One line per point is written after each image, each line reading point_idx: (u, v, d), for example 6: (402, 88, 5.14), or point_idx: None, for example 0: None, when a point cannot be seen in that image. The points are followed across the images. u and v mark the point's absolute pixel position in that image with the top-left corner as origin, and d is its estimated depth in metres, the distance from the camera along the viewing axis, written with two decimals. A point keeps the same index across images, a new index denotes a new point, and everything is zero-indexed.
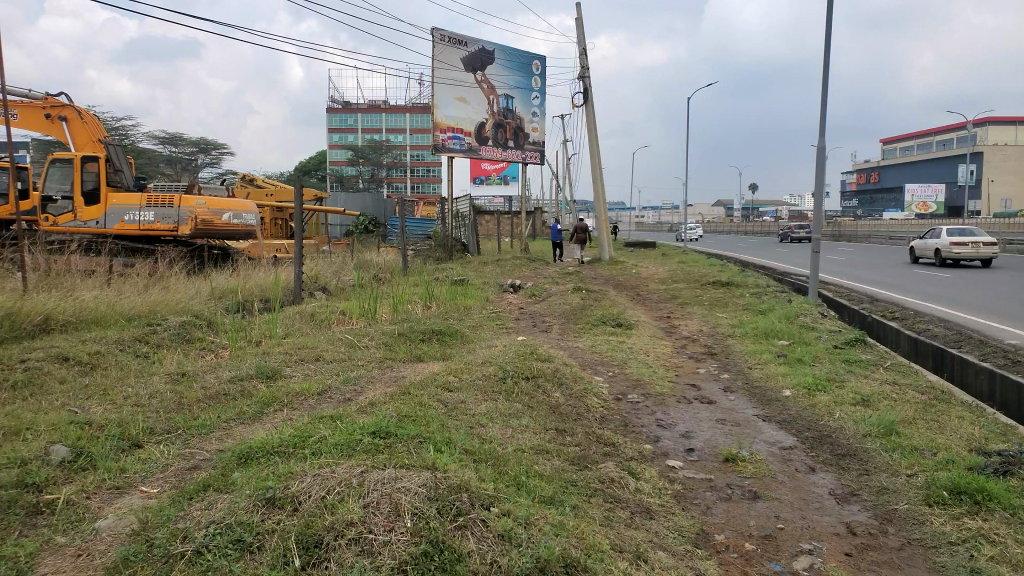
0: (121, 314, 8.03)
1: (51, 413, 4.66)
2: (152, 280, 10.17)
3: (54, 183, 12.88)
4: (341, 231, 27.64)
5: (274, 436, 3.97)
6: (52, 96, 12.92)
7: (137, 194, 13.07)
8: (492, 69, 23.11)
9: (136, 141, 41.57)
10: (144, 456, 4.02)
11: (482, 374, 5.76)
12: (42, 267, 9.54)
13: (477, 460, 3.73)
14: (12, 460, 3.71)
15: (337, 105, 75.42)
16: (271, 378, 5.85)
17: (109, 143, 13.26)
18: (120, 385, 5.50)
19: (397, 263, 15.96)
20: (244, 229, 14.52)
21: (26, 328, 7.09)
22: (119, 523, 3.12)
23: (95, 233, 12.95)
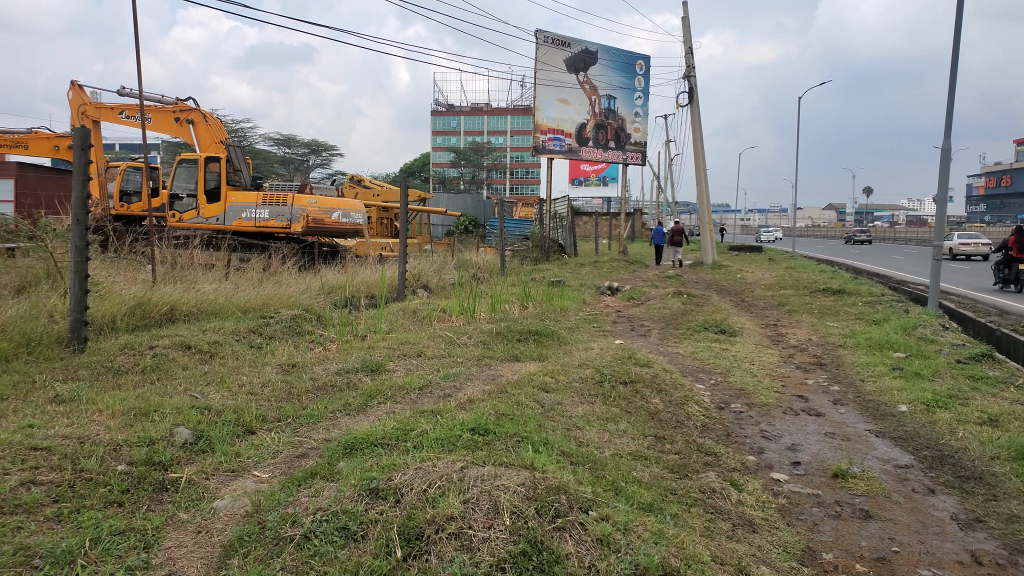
0: (238, 306, 8.47)
1: (175, 397, 4.97)
2: (266, 275, 10.65)
3: (180, 182, 13.76)
4: (443, 231, 28.23)
5: (378, 429, 4.08)
6: (181, 100, 13.70)
7: (255, 193, 13.73)
8: (596, 69, 23.01)
9: (253, 142, 43.78)
10: (257, 442, 4.23)
11: (579, 377, 5.74)
12: (169, 261, 10.19)
13: (575, 462, 3.72)
14: (142, 439, 3.98)
15: (442, 108, 77.08)
16: (375, 372, 6.02)
17: (230, 145, 14.00)
18: (236, 373, 5.80)
19: (497, 263, 16.12)
20: (352, 228, 15.00)
21: (154, 317, 7.59)
22: (235, 504, 3.29)
23: (216, 228, 13.75)
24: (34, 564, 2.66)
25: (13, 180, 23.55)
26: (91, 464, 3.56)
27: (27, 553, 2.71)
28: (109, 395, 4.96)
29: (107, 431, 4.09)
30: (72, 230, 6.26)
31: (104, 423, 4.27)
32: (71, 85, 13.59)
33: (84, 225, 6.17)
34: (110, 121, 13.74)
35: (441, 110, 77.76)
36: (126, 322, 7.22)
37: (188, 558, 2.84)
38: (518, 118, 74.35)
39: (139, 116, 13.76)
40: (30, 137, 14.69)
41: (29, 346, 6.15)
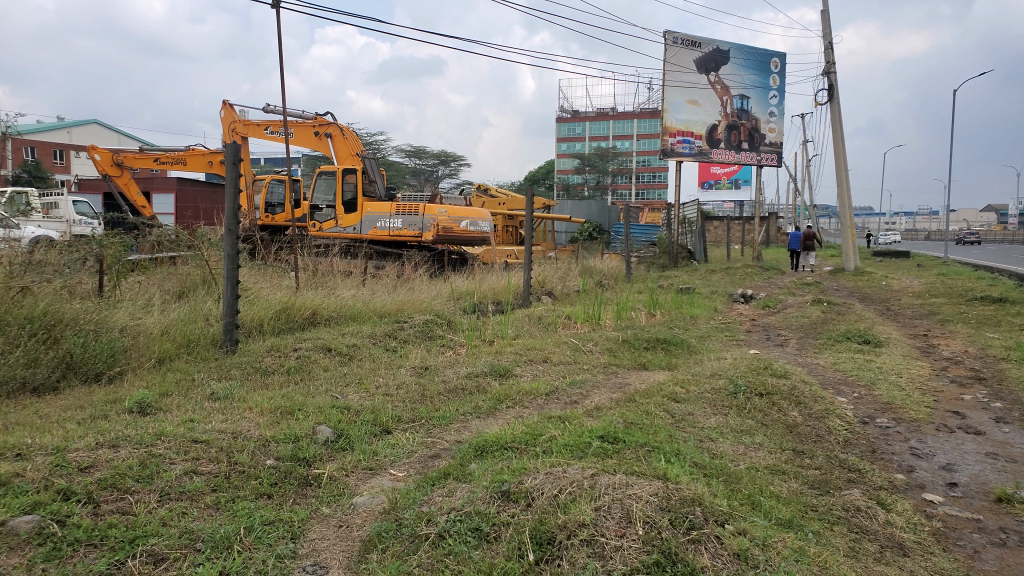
0: (373, 311, 8.83)
1: (317, 397, 5.24)
2: (399, 281, 11.04)
3: (320, 194, 14.65)
4: (568, 238, 28.31)
5: (507, 432, 4.13)
6: (321, 116, 14.44)
7: (389, 203, 14.28)
8: (727, 69, 22.40)
9: (387, 154, 45.68)
10: (393, 441, 4.38)
11: (712, 388, 5.57)
12: (311, 269, 10.80)
13: (708, 474, 3.61)
14: (288, 435, 4.22)
15: (568, 116, 77.56)
16: (503, 376, 6.11)
17: (365, 157, 14.64)
18: (373, 375, 6.04)
19: (622, 270, 15.95)
20: (480, 236, 15.26)
21: (298, 321, 8.05)
22: (373, 501, 3.42)
23: (353, 237, 14.46)
24: (197, 547, 2.88)
25: (173, 194, 25.73)
26: (244, 458, 3.81)
27: (190, 537, 2.95)
28: (258, 394, 5.29)
29: (257, 427, 4.38)
30: (226, 238, 6.74)
31: (254, 419, 4.57)
32: (224, 105, 14.68)
33: (236, 234, 6.62)
34: (257, 137, 14.69)
35: (567, 116, 78.16)
36: (272, 325, 7.71)
37: (331, 550, 2.98)
38: (644, 122, 74.29)
39: (283, 131, 14.64)
40: (189, 154, 15.94)
41: (189, 347, 6.69)
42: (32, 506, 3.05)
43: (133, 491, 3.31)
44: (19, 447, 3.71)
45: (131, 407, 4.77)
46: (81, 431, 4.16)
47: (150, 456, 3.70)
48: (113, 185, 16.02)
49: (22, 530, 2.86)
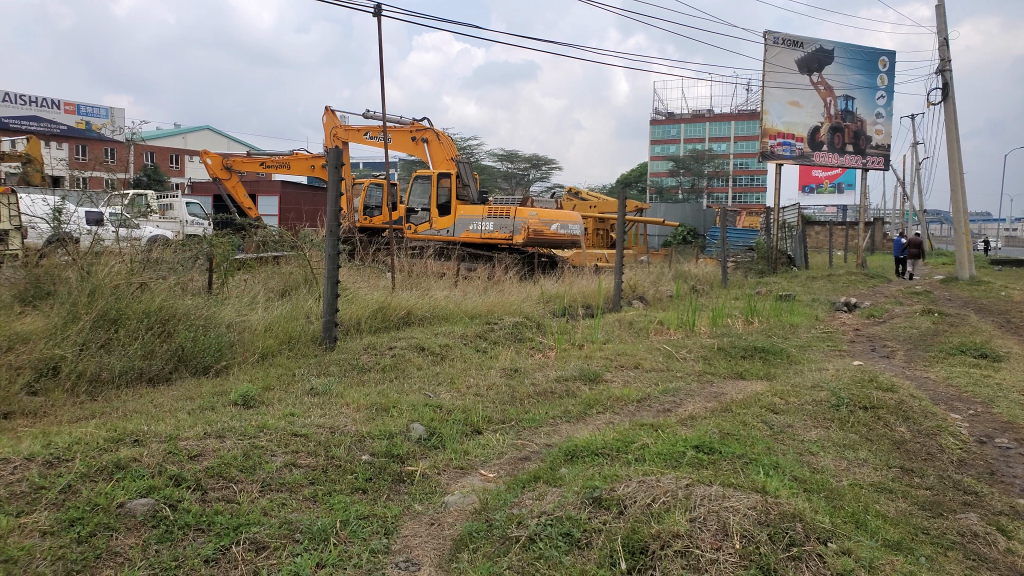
0: (465, 312, 8.94)
1: (411, 394, 5.35)
2: (489, 283, 11.14)
3: (416, 197, 14.96)
4: (661, 242, 27.92)
5: (598, 438, 4.09)
6: (418, 121, 14.72)
7: (481, 206, 14.43)
8: (832, 69, 21.52)
9: (480, 158, 46.15)
10: (484, 441, 4.42)
11: (813, 400, 5.35)
12: (406, 270, 11.03)
13: (809, 490, 3.47)
14: (384, 432, 4.33)
15: (662, 118, 76.72)
16: (593, 381, 6.06)
17: (461, 162, 14.80)
18: (464, 375, 6.11)
19: (717, 275, 15.57)
20: (571, 239, 15.18)
21: (392, 320, 8.24)
22: (464, 500, 3.45)
23: (446, 240, 14.72)
24: (296, 538, 2.99)
25: (277, 197, 26.83)
26: (341, 452, 3.93)
27: (289, 527, 3.05)
28: (354, 390, 5.46)
29: (354, 422, 4.51)
30: (327, 239, 6.96)
31: (351, 415, 4.70)
32: (326, 110, 15.22)
33: (337, 236, 6.83)
34: (357, 142, 15.15)
35: (662, 118, 77.05)
36: (369, 323, 7.93)
37: (423, 547, 3.02)
38: (742, 124, 72.41)
39: (381, 136, 15.03)
40: (292, 158, 16.64)
41: (291, 343, 6.94)
42: (147, 490, 3.23)
43: (237, 480, 3.46)
44: (136, 434, 3.95)
45: (236, 399, 5.00)
46: (192, 420, 4.38)
47: (253, 447, 3.86)
48: (223, 188, 16.83)
49: (138, 512, 3.04)
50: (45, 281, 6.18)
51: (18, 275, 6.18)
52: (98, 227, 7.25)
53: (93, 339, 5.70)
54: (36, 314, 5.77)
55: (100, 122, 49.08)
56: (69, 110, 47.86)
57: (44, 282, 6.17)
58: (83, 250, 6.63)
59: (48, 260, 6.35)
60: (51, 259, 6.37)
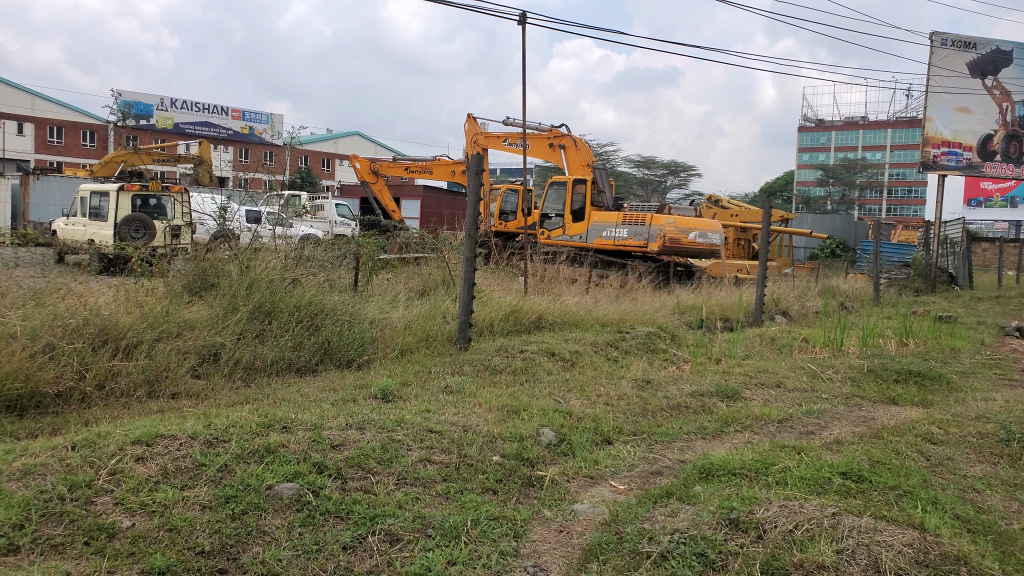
0: (596, 320, 8.86)
1: (542, 399, 5.36)
2: (623, 291, 11.01)
3: (550, 203, 15.14)
4: (807, 254, 26.63)
5: (736, 457, 3.93)
6: (556, 128, 14.88)
7: (616, 213, 14.29)
8: (1009, 71, 19.75)
9: (617, 164, 45.66)
10: (615, 452, 4.35)
11: (978, 432, 4.89)
12: (539, 274, 11.04)
13: (973, 530, 3.17)
14: (515, 435, 4.36)
15: (812, 124, 73.71)
16: (731, 399, 5.83)
17: (597, 167, 14.81)
18: (594, 384, 6.04)
19: (868, 292, 14.62)
20: (710, 249, 14.56)
21: (524, 324, 8.32)
22: (594, 510, 3.41)
23: (579, 246, 14.70)
24: (428, 533, 3.06)
25: (419, 201, 27.77)
26: (473, 452, 3.99)
27: (422, 522, 3.13)
28: (487, 391, 5.55)
29: (486, 423, 4.58)
30: (465, 242, 7.11)
31: (483, 415, 4.78)
32: (468, 118, 15.64)
33: (474, 239, 6.96)
34: (496, 148, 15.45)
35: (810, 125, 73.69)
36: (502, 326, 8.05)
37: (552, 554, 3.01)
38: (901, 132, 67.85)
39: (520, 142, 15.28)
40: (434, 164, 17.21)
41: (428, 341, 7.15)
42: (293, 475, 3.42)
43: (375, 472, 3.60)
44: (285, 421, 4.18)
45: (377, 393, 5.21)
46: (335, 411, 4.60)
47: (391, 440, 4.00)
48: (370, 191, 17.60)
49: (284, 495, 3.21)
50: (210, 273, 6.68)
51: (188, 267, 6.72)
52: (256, 225, 7.79)
53: (250, 329, 6.14)
54: (201, 303, 6.26)
55: (262, 127, 52.85)
56: (235, 115, 51.71)
57: (209, 274, 6.67)
58: (244, 246, 7.13)
59: (213, 254, 6.86)
60: (216, 254, 6.89)
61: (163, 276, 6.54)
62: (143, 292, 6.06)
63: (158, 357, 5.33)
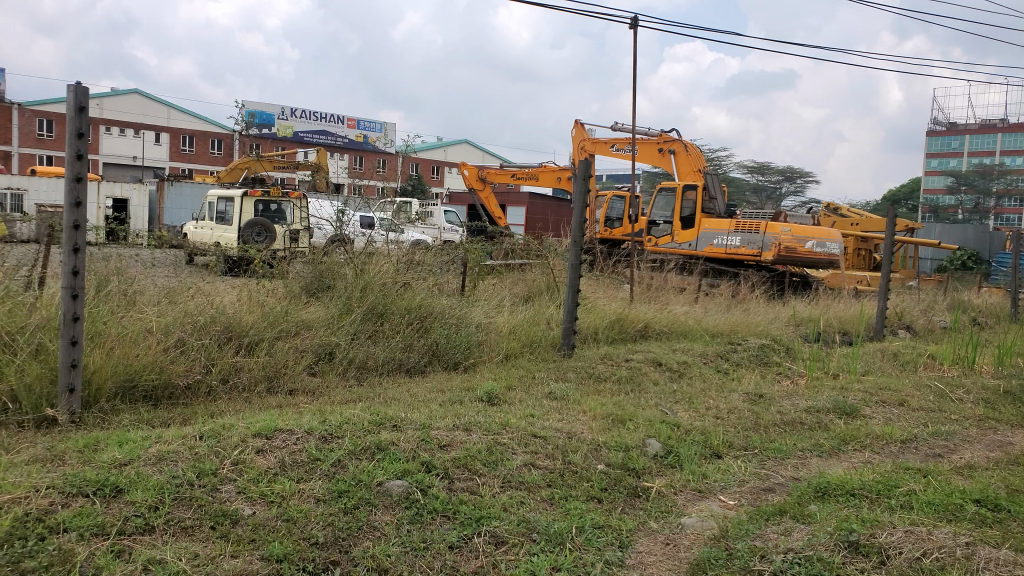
0: (706, 330, 8.63)
1: (647, 409, 5.27)
2: (734, 301, 10.69)
3: (659, 209, 14.94)
4: (934, 266, 25.06)
5: (855, 477, 3.74)
6: (666, 133, 14.68)
7: (728, 220, 13.91)
8: None
9: (728, 170, 44.35)
10: (724, 467, 4.22)
11: None
12: (646, 282, 10.88)
13: None
14: (620, 444, 4.31)
15: (943, 127, 69.69)
16: (849, 416, 5.55)
17: (708, 173, 14.50)
18: (703, 396, 5.88)
19: (1006, 306, 13.57)
20: (829, 259, 13.72)
21: (630, 332, 8.22)
22: (702, 524, 3.33)
23: (688, 253, 14.40)
24: (533, 537, 3.07)
25: (525, 207, 27.95)
26: (577, 459, 3.97)
27: (527, 527, 3.14)
28: (592, 398, 5.50)
29: (590, 431, 4.54)
30: (571, 249, 7.09)
31: (587, 423, 4.75)
32: (575, 124, 15.64)
33: (580, 245, 6.92)
34: (603, 154, 15.36)
35: (940, 130, 69.55)
36: (606, 334, 7.99)
37: (658, 566, 2.96)
38: None
39: (628, 148, 15.14)
40: (540, 170, 17.29)
41: (532, 347, 7.17)
42: (402, 473, 3.51)
43: (480, 473, 3.64)
44: (394, 419, 4.30)
45: (482, 395, 5.28)
46: (442, 412, 4.69)
47: (496, 443, 4.04)
48: (477, 198, 17.87)
49: (394, 492, 3.30)
50: (326, 275, 6.96)
51: (306, 269, 7.03)
52: (370, 230, 8.08)
53: (363, 330, 6.36)
54: (318, 304, 6.54)
55: (376, 136, 54.77)
56: (351, 125, 53.80)
57: (326, 276, 6.95)
58: (358, 250, 7.40)
59: (330, 257, 7.15)
60: (333, 257, 7.18)
61: (283, 277, 6.87)
62: (265, 293, 6.38)
63: (277, 355, 5.59)
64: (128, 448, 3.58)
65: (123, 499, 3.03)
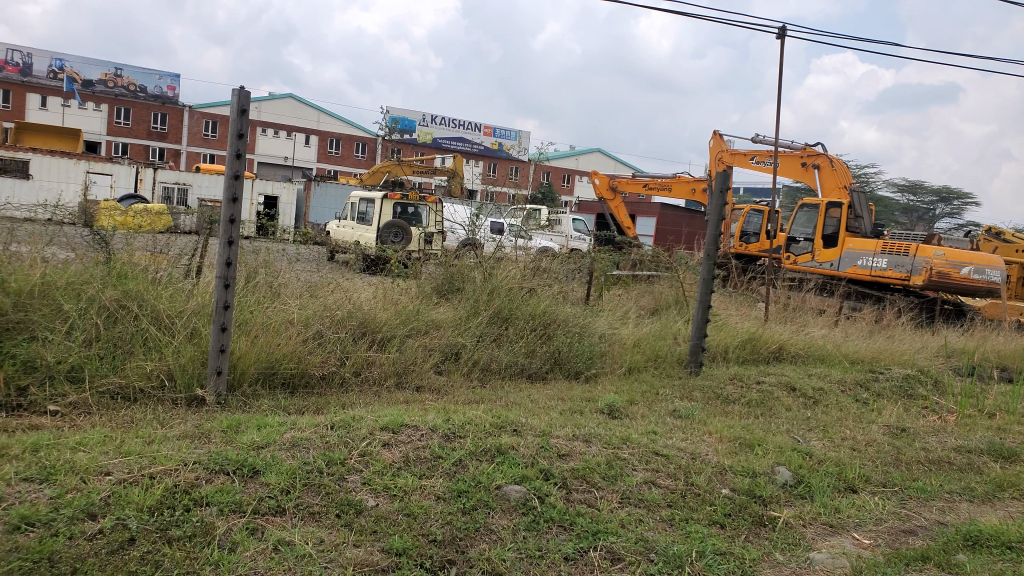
0: (845, 356, 8.14)
1: (778, 435, 5.03)
2: (878, 327, 10.03)
3: (799, 226, 14.32)
4: None
5: (1013, 528, 3.40)
6: (810, 146, 14.00)
7: (874, 241, 13.07)
8: None
9: (877, 188, 41.81)
10: (860, 502, 3.94)
11: None
12: (782, 301, 10.40)
13: None
14: (747, 470, 4.13)
15: None
16: (1007, 460, 5.05)
17: (855, 190, 13.65)
18: (840, 426, 5.54)
19: None
20: (988, 288, 12.59)
21: (762, 353, 7.89)
22: (833, 561, 3.13)
23: (828, 273, 13.71)
24: (650, 557, 2.98)
25: (655, 218, 27.47)
26: (701, 481, 3.84)
27: (645, 545, 3.07)
28: (719, 420, 5.31)
29: (715, 453, 4.38)
30: (703, 263, 6.89)
31: (713, 444, 4.59)
32: (714, 134, 15.24)
33: (713, 259, 6.71)
34: (742, 166, 14.87)
35: None
36: (737, 353, 7.72)
37: None
38: None
39: (769, 161, 14.57)
40: (674, 181, 16.94)
41: (657, 362, 7.01)
42: (521, 478, 3.51)
43: (599, 487, 3.58)
44: (516, 424, 4.32)
45: (603, 408, 5.21)
46: (563, 420, 4.68)
47: (616, 458, 3.97)
48: (607, 208, 17.77)
49: (512, 497, 3.32)
50: (456, 277, 7.12)
51: (437, 270, 7.21)
52: (500, 236, 8.19)
53: (488, 333, 6.45)
54: (448, 305, 6.70)
55: (511, 143, 55.68)
56: (487, 132, 54.99)
57: (455, 279, 7.10)
58: (488, 254, 7.52)
59: (461, 260, 7.30)
60: (463, 260, 7.33)
61: (416, 277, 7.08)
62: (399, 291, 6.61)
63: (407, 352, 5.77)
64: (266, 432, 3.78)
65: (259, 480, 3.21)
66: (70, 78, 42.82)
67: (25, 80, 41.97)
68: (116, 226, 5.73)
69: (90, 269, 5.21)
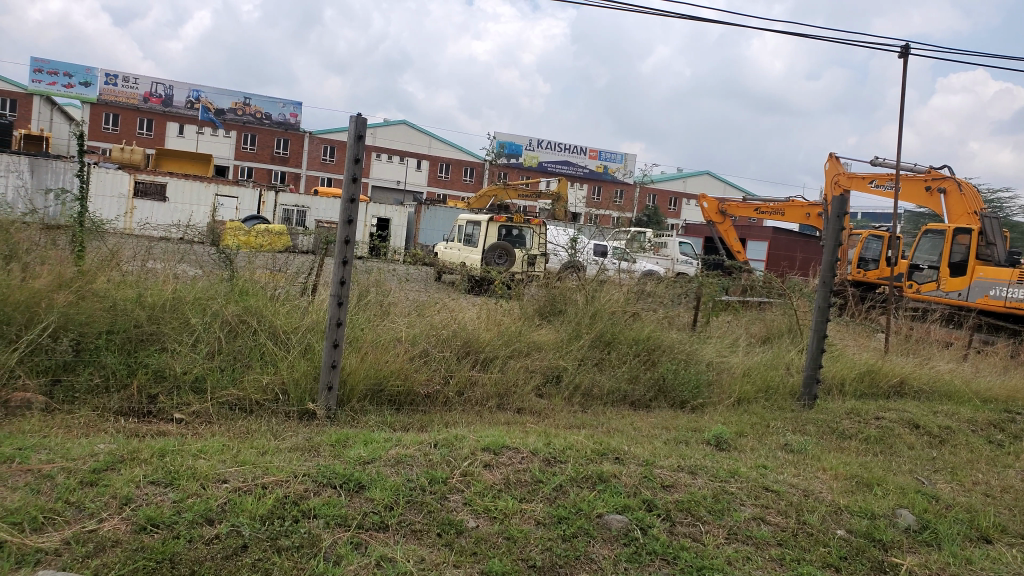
0: (976, 394, 7.56)
1: (900, 475, 4.73)
2: (1013, 364, 9.30)
3: (923, 253, 13.54)
4: None
5: None
6: (935, 169, 13.29)
7: (1008, 269, 11.92)
8: None
9: (1013, 212, 38.88)
10: (995, 555, 3.62)
11: None
12: (903, 331, 9.79)
13: None
14: (865, 510, 3.88)
15: None
16: None
17: (987, 217, 12.70)
18: (971, 469, 5.13)
19: None
20: None
21: (882, 387, 7.45)
22: None
23: (956, 303, 12.79)
24: None
25: (767, 242, 26.69)
26: (814, 521, 3.64)
27: None
28: (834, 456, 5.03)
29: (830, 491, 4.15)
30: (817, 291, 6.59)
31: (828, 482, 4.35)
32: (829, 157, 14.64)
33: (829, 285, 6.40)
34: (859, 190, 14.21)
35: None
36: (854, 386, 7.33)
37: None
38: None
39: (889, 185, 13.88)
40: (787, 205, 16.36)
41: (767, 393, 6.72)
42: (623, 507, 3.44)
43: (704, 521, 3.46)
44: (618, 451, 4.24)
45: (710, 438, 5.05)
46: (667, 450, 4.55)
47: (723, 491, 3.83)
48: (715, 231, 17.36)
49: (613, 526, 3.25)
50: (559, 300, 7.10)
51: (540, 293, 7.21)
52: (603, 258, 8.13)
53: (590, 357, 6.41)
54: (550, 328, 6.70)
55: (617, 166, 55.43)
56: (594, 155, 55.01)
57: (558, 301, 7.08)
58: (591, 277, 7.47)
59: (563, 282, 7.29)
60: (566, 282, 7.31)
61: (519, 299, 7.10)
62: (502, 312, 6.65)
63: (509, 374, 5.79)
64: (372, 448, 3.87)
65: (364, 495, 3.28)
66: (205, 107, 45.69)
67: (167, 111, 45.25)
68: (239, 245, 6.11)
69: (215, 286, 5.55)
